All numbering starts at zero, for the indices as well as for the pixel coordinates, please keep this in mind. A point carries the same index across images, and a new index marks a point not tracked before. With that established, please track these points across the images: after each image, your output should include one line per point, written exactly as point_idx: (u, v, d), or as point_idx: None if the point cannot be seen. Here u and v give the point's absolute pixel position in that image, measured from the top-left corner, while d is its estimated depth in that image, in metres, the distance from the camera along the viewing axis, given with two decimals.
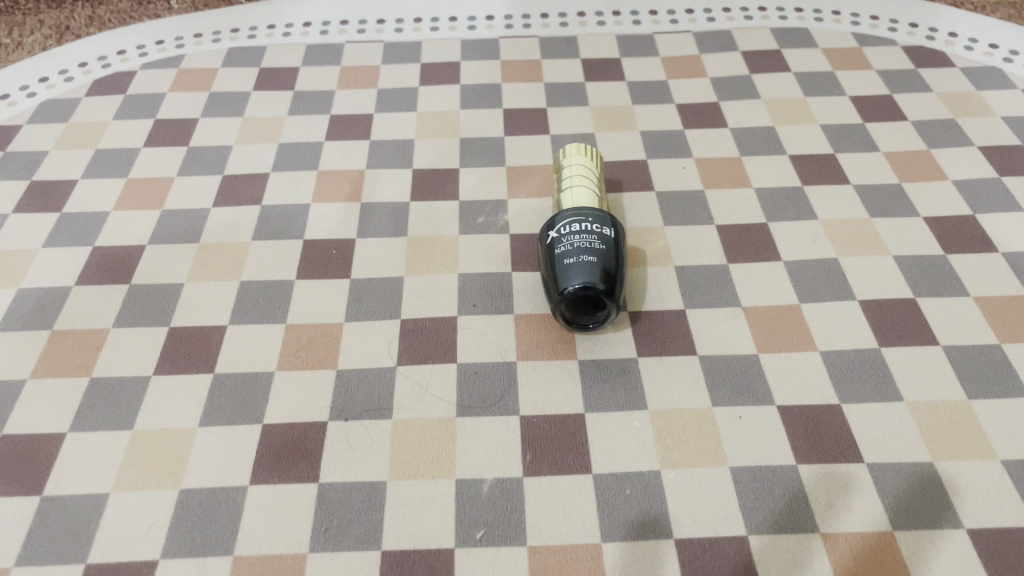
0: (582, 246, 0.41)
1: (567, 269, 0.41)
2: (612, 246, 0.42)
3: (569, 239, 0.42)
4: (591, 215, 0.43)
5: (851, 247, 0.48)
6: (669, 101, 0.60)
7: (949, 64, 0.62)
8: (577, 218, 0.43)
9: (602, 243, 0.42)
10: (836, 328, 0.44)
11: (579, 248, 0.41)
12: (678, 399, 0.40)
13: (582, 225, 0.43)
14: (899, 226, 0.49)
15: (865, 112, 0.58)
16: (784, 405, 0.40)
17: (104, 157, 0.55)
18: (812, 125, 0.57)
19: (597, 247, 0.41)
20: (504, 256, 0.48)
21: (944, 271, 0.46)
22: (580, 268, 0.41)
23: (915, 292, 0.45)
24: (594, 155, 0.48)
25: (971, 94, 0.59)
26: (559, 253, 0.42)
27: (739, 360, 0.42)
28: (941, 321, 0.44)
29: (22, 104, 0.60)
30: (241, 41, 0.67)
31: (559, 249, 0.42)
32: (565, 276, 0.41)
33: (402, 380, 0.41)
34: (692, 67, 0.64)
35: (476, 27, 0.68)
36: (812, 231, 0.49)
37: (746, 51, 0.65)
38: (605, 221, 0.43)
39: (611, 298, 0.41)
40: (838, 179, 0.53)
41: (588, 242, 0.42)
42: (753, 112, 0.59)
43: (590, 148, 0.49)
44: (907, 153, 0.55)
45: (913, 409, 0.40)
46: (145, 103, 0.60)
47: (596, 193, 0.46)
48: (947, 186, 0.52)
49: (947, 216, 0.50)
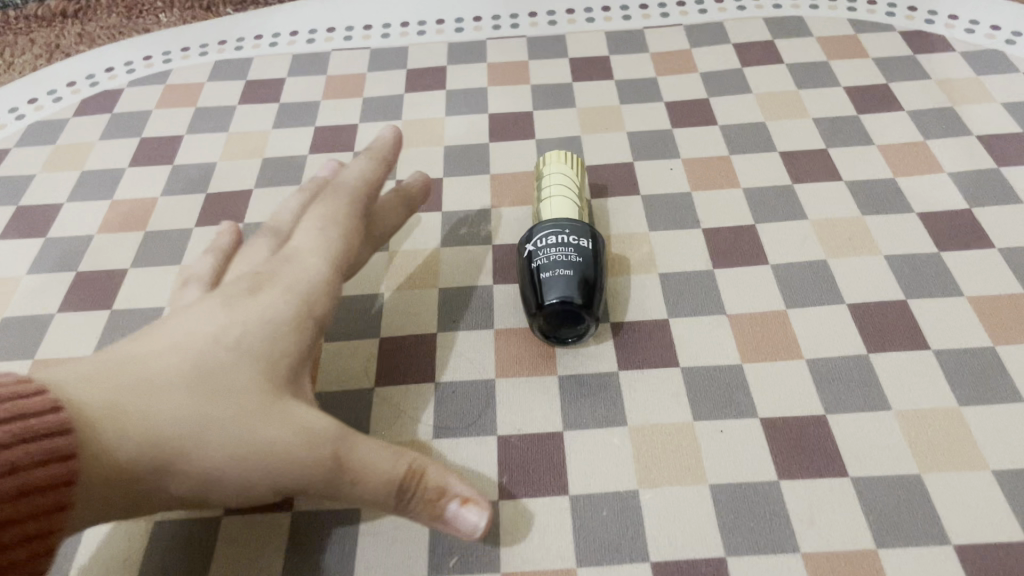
0: (558, 259, 0.40)
1: (543, 283, 0.40)
2: (590, 257, 0.41)
3: (545, 251, 0.41)
4: (569, 227, 0.42)
5: (841, 247, 0.47)
6: (657, 99, 0.59)
7: (948, 49, 0.60)
8: (554, 230, 0.42)
9: (580, 256, 0.41)
10: (823, 333, 0.42)
11: (556, 262, 0.40)
12: (658, 414, 0.40)
13: (559, 238, 0.42)
14: (892, 224, 0.48)
15: (859, 103, 0.57)
16: (767, 418, 0.39)
17: (90, 179, 0.56)
18: (804, 118, 0.56)
19: (574, 259, 0.41)
20: (486, 268, 0.47)
21: (937, 270, 0.45)
22: (557, 283, 0.40)
23: (907, 293, 0.44)
24: (574, 162, 0.47)
25: (970, 80, 0.58)
26: (536, 268, 0.41)
27: (723, 371, 0.41)
28: (932, 323, 0.42)
29: (12, 127, 0.61)
30: (229, 53, 0.67)
31: (537, 263, 0.41)
32: (542, 291, 0.40)
33: (378, 402, 0.41)
34: (682, 61, 0.62)
35: (463, 29, 0.67)
36: (800, 232, 0.48)
37: (737, 43, 0.63)
38: (583, 232, 0.42)
39: (589, 312, 0.40)
40: (829, 176, 0.51)
41: (566, 255, 0.41)
42: (743, 108, 0.57)
43: (571, 155, 0.48)
44: (902, 145, 0.53)
45: (901, 418, 0.39)
46: (131, 121, 0.60)
47: (576, 202, 0.45)
48: (944, 179, 0.50)
49: (941, 211, 0.48)
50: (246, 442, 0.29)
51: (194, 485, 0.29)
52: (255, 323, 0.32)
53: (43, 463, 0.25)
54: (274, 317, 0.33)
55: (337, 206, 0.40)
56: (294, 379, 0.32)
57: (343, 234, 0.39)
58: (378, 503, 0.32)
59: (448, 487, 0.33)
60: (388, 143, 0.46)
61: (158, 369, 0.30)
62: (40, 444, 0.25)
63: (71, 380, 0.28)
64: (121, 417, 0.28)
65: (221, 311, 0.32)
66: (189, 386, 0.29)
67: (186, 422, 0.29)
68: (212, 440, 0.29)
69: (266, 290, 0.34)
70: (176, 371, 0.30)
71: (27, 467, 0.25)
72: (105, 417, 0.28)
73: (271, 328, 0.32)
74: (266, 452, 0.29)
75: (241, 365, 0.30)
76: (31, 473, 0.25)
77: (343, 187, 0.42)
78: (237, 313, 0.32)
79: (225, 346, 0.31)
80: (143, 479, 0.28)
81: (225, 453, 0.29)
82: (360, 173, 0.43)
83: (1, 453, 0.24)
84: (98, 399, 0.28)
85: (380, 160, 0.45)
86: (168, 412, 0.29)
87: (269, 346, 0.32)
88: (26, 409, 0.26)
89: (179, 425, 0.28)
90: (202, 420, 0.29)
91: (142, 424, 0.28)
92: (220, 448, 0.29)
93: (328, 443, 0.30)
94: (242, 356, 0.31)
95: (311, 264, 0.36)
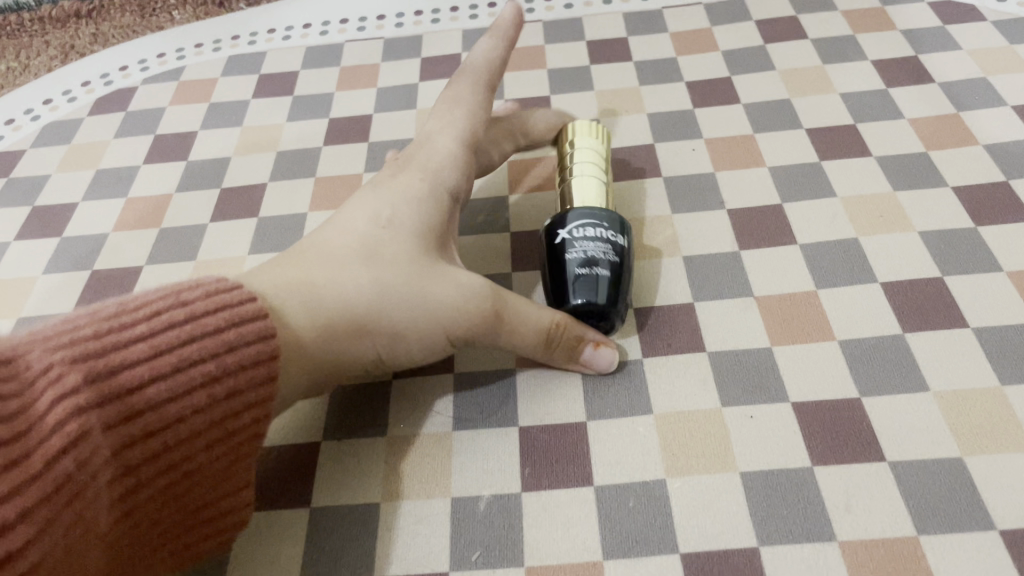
0: (595, 257, 0.39)
1: (580, 282, 0.39)
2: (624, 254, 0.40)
3: (580, 245, 0.39)
4: (606, 222, 0.41)
5: (872, 224, 0.45)
6: (677, 80, 0.57)
7: (979, 19, 0.58)
8: (591, 223, 0.40)
9: (615, 256, 0.39)
10: (855, 314, 0.41)
11: (592, 258, 0.39)
12: (685, 401, 0.38)
13: (596, 231, 0.40)
14: (926, 199, 0.46)
15: (888, 76, 0.55)
16: (799, 402, 0.37)
17: (104, 178, 0.55)
18: (830, 94, 0.54)
19: (610, 259, 0.39)
20: (505, 256, 0.46)
21: (974, 245, 0.43)
22: (591, 281, 0.39)
23: (943, 270, 0.42)
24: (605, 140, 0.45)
25: (1003, 49, 0.55)
26: (569, 262, 0.39)
27: (751, 355, 0.40)
28: (970, 300, 0.41)
29: (27, 127, 0.60)
30: (242, 48, 0.66)
31: (570, 254, 0.39)
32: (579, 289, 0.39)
33: (397, 394, 0.40)
34: (703, 41, 0.61)
35: (477, 15, 0.66)
36: (829, 210, 0.46)
37: (760, 20, 0.62)
38: (618, 229, 0.41)
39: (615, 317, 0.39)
40: (858, 151, 0.50)
41: (602, 253, 0.39)
42: (767, 85, 0.56)
43: (603, 133, 0.46)
44: (933, 118, 0.51)
45: (940, 399, 0.37)
46: (145, 119, 0.60)
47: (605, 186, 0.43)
48: (979, 151, 0.48)
49: (977, 183, 0.46)
50: (417, 301, 0.35)
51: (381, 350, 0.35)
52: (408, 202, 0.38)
53: (249, 344, 0.30)
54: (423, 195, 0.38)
55: (462, 94, 0.45)
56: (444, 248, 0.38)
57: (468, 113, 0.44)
58: (529, 351, 0.38)
59: (583, 334, 0.38)
60: (513, 31, 0.48)
61: (331, 254, 0.35)
62: (246, 327, 0.30)
63: (261, 275, 0.34)
64: (311, 296, 0.34)
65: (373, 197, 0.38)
66: (361, 264, 0.35)
67: (365, 291, 0.34)
68: (390, 300, 0.34)
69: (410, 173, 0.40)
70: (346, 252, 0.35)
71: (242, 346, 0.30)
72: (296, 294, 0.34)
73: (421, 206, 0.38)
74: (436, 307, 0.35)
75: (403, 239, 0.36)
76: (244, 351, 0.30)
77: (471, 75, 0.46)
78: (389, 199, 0.38)
79: (381, 226, 0.36)
80: (334, 348, 0.34)
81: (401, 313, 0.34)
82: (491, 66, 0.46)
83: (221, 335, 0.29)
84: (286, 284, 0.34)
85: (506, 44, 0.47)
86: (347, 283, 0.34)
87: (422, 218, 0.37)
88: (230, 301, 0.30)
89: (361, 294, 0.34)
90: (379, 286, 0.34)
91: (327, 297, 0.34)
92: (395, 309, 0.34)
93: (489, 297, 0.36)
94: (399, 229, 0.36)
95: (440, 148, 0.41)
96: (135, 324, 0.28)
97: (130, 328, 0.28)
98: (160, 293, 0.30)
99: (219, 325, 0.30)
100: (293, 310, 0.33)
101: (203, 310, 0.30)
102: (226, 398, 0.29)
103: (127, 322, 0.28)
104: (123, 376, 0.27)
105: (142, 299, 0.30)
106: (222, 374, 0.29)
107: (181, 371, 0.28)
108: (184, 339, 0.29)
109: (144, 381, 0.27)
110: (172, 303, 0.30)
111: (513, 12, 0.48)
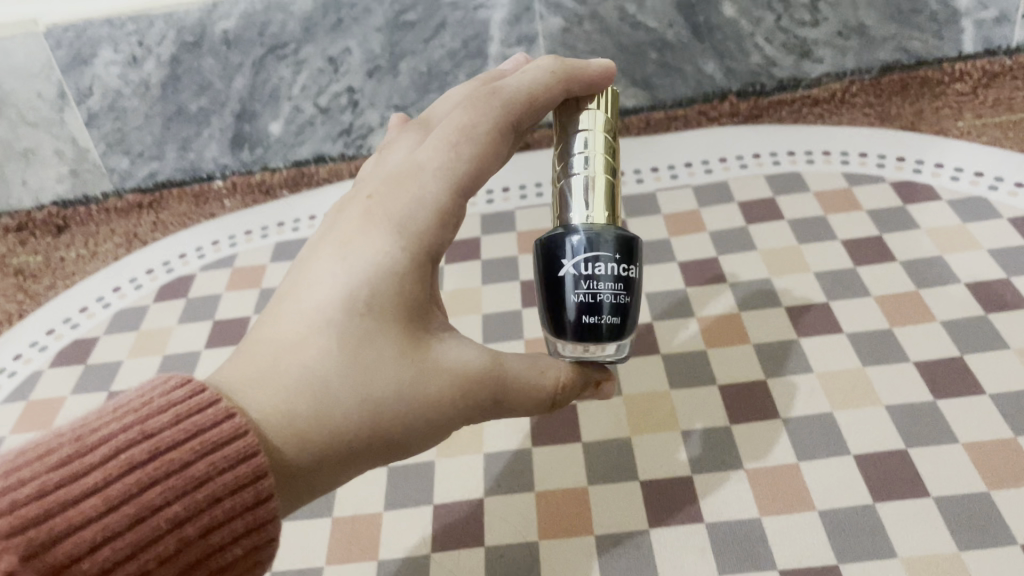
0: (608, 305, 0.42)
1: (593, 326, 0.42)
2: (633, 287, 0.44)
3: (590, 285, 0.43)
4: (617, 252, 0.43)
5: (845, 399, 0.52)
6: (671, 260, 0.66)
7: (936, 197, 0.67)
8: (602, 256, 0.43)
9: (625, 294, 0.43)
10: (832, 485, 0.47)
11: (604, 305, 0.42)
12: (688, 570, 0.44)
13: (608, 269, 0.43)
14: (891, 374, 0.53)
15: (856, 255, 0.63)
16: (786, 568, 0.43)
17: (171, 363, 0.63)
18: (806, 272, 0.62)
19: (620, 303, 0.43)
20: (525, 432, 0.53)
21: (934, 418, 0.50)
22: (601, 328, 0.42)
23: (907, 442, 0.48)
24: (607, 131, 0.46)
25: (956, 228, 0.63)
26: (582, 304, 0.43)
27: (743, 525, 0.46)
28: (932, 471, 0.47)
29: (100, 315, 0.69)
30: (287, 234, 0.75)
31: (582, 295, 0.43)
32: (591, 332, 0.42)
33: (435, 567, 0.46)
34: (692, 221, 0.69)
35: (494, 200, 0.76)
36: (807, 385, 0.53)
37: (742, 201, 0.70)
38: (627, 256, 0.44)
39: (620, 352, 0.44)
40: (831, 328, 0.57)
41: (613, 297, 0.43)
42: (750, 264, 0.64)
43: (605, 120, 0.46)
44: (896, 295, 0.58)
45: (907, 565, 0.43)
46: (204, 305, 0.68)
47: (615, 186, 0.46)
48: (936, 327, 0.55)
49: (936, 358, 0.53)
50: (409, 400, 0.38)
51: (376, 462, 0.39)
52: (388, 277, 0.38)
53: (214, 477, 0.33)
54: (407, 269, 0.39)
55: (480, 125, 0.43)
56: (431, 318, 0.40)
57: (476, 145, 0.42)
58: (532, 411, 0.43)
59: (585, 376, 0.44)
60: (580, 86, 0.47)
61: (313, 360, 0.37)
62: (208, 462, 0.33)
63: (242, 395, 0.37)
64: (299, 427, 0.37)
65: (352, 273, 0.38)
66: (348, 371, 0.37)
67: (352, 411, 0.37)
68: (379, 403, 0.38)
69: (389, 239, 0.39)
70: (335, 361, 0.37)
71: (211, 480, 0.33)
72: (281, 422, 0.37)
73: (408, 283, 0.39)
74: (427, 402, 0.39)
75: (388, 335, 0.38)
76: (214, 483, 0.33)
77: (502, 97, 0.45)
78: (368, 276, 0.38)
79: (361, 316, 0.38)
80: (334, 462, 0.38)
81: (389, 420, 0.38)
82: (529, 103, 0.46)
83: (188, 471, 0.33)
84: (271, 408, 0.37)
85: (560, 78, 0.46)
86: (333, 398, 0.37)
87: (407, 303, 0.39)
88: (195, 431, 0.34)
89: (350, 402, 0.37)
90: (367, 398, 0.38)
91: (312, 425, 0.37)
92: (384, 418, 0.38)
93: (474, 383, 0.40)
94: (382, 323, 0.38)
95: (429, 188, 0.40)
96: (91, 473, 0.32)
97: (88, 480, 0.32)
98: (123, 423, 0.33)
99: (183, 461, 0.33)
100: (281, 437, 0.36)
101: (165, 446, 0.33)
102: (193, 535, 0.33)
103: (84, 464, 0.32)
104: (68, 529, 0.31)
105: (100, 433, 0.33)
106: (186, 514, 0.33)
107: (142, 513, 0.32)
108: (145, 477, 0.32)
109: (99, 540, 0.31)
110: (137, 437, 0.33)
111: (601, 66, 0.48)
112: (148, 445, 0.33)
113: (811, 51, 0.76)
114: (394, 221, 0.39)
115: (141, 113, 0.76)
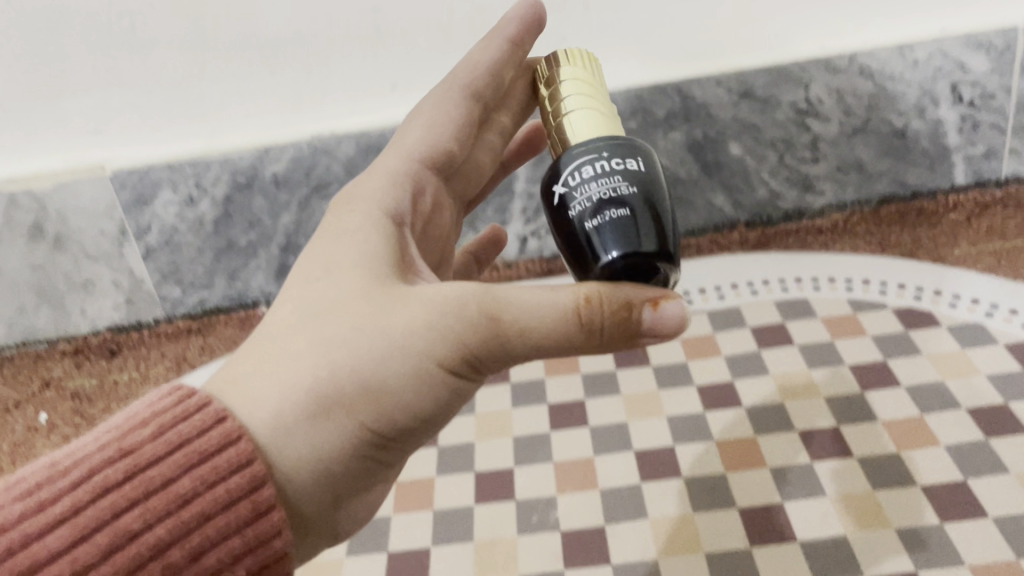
0: (608, 199, 0.44)
1: (601, 224, 0.43)
2: (630, 175, 0.45)
3: (581, 194, 0.45)
4: (609, 152, 0.46)
5: (857, 522, 0.55)
6: (689, 383, 0.70)
7: (936, 323, 0.71)
8: (593, 158, 0.46)
9: (624, 183, 0.44)
10: None
11: (604, 199, 0.44)
12: None
13: (601, 169, 0.45)
14: (900, 497, 0.56)
15: (863, 379, 0.67)
16: None
17: None
18: (816, 397, 0.66)
19: (620, 191, 0.44)
20: (557, 554, 0.57)
21: (942, 541, 0.53)
22: (609, 225, 0.43)
23: (917, 565, 0.52)
24: (588, 72, 0.50)
25: (956, 354, 0.68)
26: (585, 212, 0.44)
27: None
28: None
29: None
30: None
31: (583, 202, 0.45)
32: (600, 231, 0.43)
33: None
34: (707, 346, 0.74)
35: None
36: (821, 507, 0.57)
37: (753, 326, 0.75)
38: (622, 153, 0.46)
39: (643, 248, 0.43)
40: (842, 452, 0.61)
41: (611, 190, 0.44)
42: (764, 388, 0.68)
43: (584, 64, 0.50)
44: (902, 420, 0.62)
45: None
46: None
47: (606, 98, 0.50)
48: (941, 452, 0.59)
49: (942, 482, 0.57)
50: (357, 331, 0.42)
51: (352, 417, 0.42)
52: (330, 240, 0.47)
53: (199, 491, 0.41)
54: (348, 233, 0.47)
55: (437, 117, 0.58)
56: (398, 274, 0.45)
57: (431, 130, 0.58)
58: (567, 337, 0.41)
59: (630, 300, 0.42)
60: (516, 28, 0.60)
61: (269, 330, 0.45)
62: (193, 477, 0.41)
63: (235, 376, 0.44)
64: (267, 383, 0.43)
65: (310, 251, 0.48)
66: (303, 325, 0.43)
67: (298, 364, 0.42)
68: (330, 339, 0.42)
69: (354, 191, 0.52)
70: (295, 321, 0.44)
71: (197, 494, 0.40)
72: (236, 393, 0.43)
73: (352, 242, 0.47)
74: (375, 340, 0.42)
75: (327, 291, 0.44)
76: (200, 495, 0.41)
77: (462, 81, 0.59)
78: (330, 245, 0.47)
79: (319, 279, 0.45)
80: (302, 403, 0.42)
81: (331, 366, 0.42)
82: (487, 71, 0.60)
83: (177, 486, 0.40)
84: (231, 383, 0.44)
85: (503, 46, 0.60)
86: (282, 355, 0.43)
87: (347, 263, 0.45)
88: (176, 449, 0.41)
89: (302, 348, 0.43)
90: (308, 347, 0.42)
91: (259, 389, 0.43)
92: (329, 366, 0.42)
93: (432, 319, 0.42)
94: (333, 280, 0.45)
95: (393, 168, 0.55)
96: (83, 489, 0.39)
97: (83, 496, 0.39)
98: (109, 445, 0.41)
99: (168, 478, 0.40)
100: (237, 406, 0.43)
101: (150, 465, 0.40)
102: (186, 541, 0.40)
103: (74, 494, 0.39)
104: (66, 555, 0.38)
105: (90, 456, 0.40)
106: (178, 525, 0.40)
107: (132, 535, 0.39)
108: (129, 500, 0.39)
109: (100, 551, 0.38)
110: (123, 457, 0.40)
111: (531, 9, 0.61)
112: (131, 469, 0.40)
113: (814, 184, 0.83)
114: (367, 204, 0.50)
115: (194, 246, 0.83)
